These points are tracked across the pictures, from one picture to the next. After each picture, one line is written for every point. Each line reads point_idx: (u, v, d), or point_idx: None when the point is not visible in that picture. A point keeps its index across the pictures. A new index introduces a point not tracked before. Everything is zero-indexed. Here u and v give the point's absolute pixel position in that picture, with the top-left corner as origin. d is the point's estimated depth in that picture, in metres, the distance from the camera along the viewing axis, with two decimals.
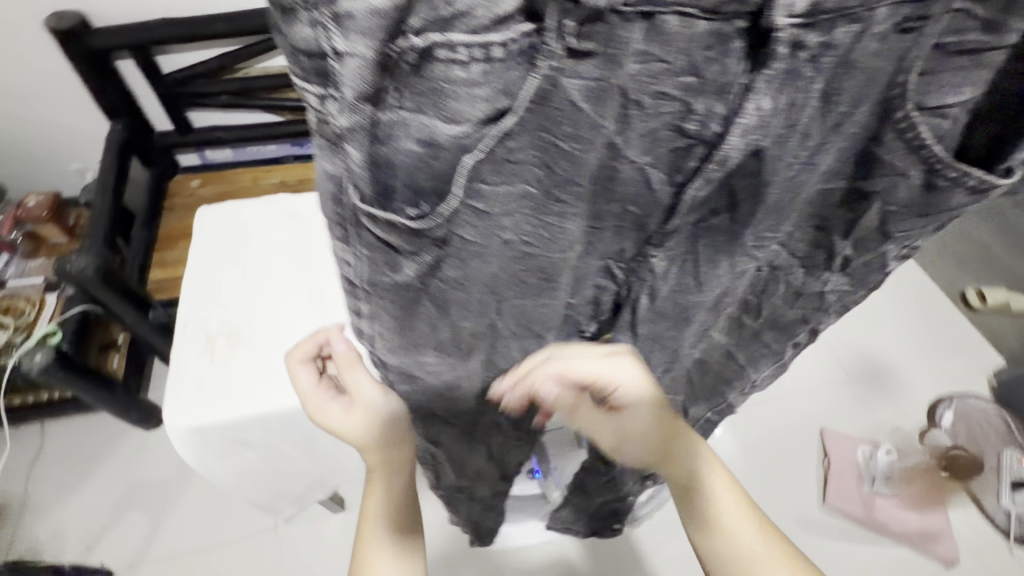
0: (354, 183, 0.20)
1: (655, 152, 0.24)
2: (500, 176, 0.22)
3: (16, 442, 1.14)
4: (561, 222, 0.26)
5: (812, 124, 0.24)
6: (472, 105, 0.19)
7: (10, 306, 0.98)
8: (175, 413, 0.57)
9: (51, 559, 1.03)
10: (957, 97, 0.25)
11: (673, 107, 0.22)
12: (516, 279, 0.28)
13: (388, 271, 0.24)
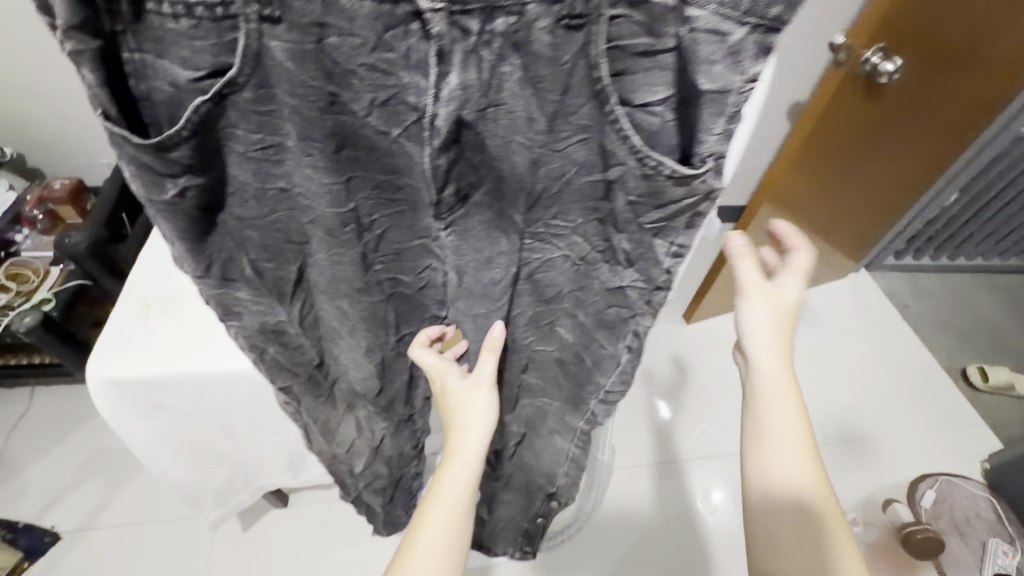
0: (105, 105, 0.32)
1: (394, 121, 0.37)
2: (247, 121, 0.36)
3: (6, 400, 1.24)
4: (319, 171, 0.39)
5: (509, 103, 0.36)
6: (201, 61, 0.33)
7: (17, 273, 1.09)
8: (99, 365, 0.62)
9: (10, 514, 1.09)
10: (655, 94, 0.34)
11: (393, 80, 0.35)
12: (291, 223, 0.43)
13: (156, 191, 0.37)
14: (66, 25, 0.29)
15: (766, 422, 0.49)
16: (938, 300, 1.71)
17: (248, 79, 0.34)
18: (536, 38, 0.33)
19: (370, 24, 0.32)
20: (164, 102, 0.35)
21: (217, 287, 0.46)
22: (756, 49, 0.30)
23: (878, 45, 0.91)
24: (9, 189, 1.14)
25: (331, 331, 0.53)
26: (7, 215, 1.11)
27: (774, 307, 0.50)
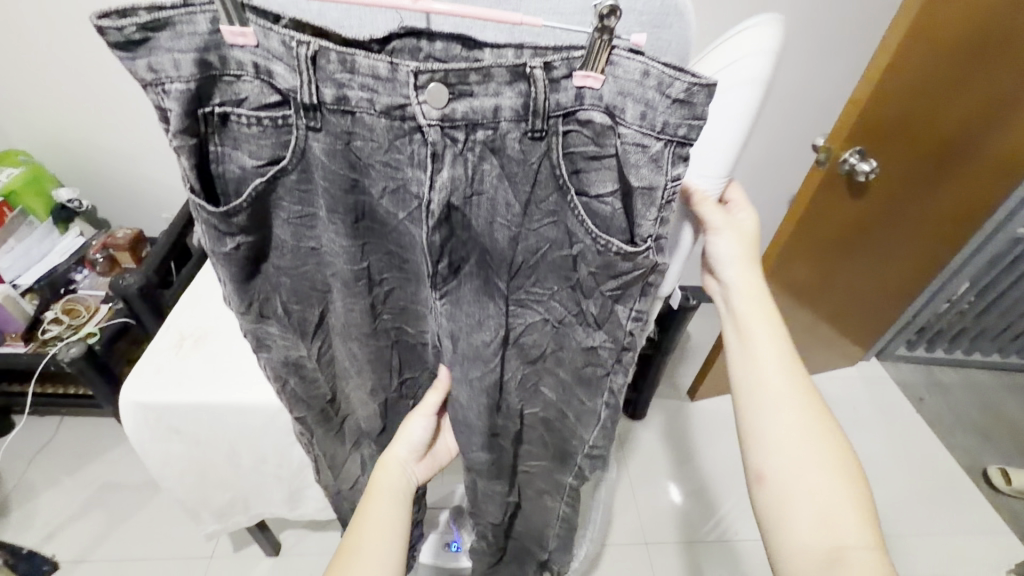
0: (190, 182, 0.43)
1: (403, 204, 0.47)
2: (290, 197, 0.47)
3: (35, 427, 1.31)
4: (342, 237, 0.49)
5: (490, 192, 0.46)
6: (263, 152, 0.44)
7: (72, 309, 1.21)
8: (132, 389, 0.69)
9: (16, 540, 1.13)
10: (605, 188, 0.44)
11: (399, 173, 0.46)
12: (317, 275, 0.53)
13: (218, 244, 0.47)
14: (178, 129, 0.41)
15: (750, 331, 0.60)
16: (954, 396, 1.66)
17: (295, 167, 0.45)
18: (510, 145, 0.44)
19: (385, 133, 0.43)
20: (234, 180, 0.46)
21: (255, 321, 0.55)
22: (673, 158, 0.42)
23: (854, 148, 0.99)
24: (78, 235, 1.29)
25: (344, 370, 0.62)
26: (73, 257, 1.27)
27: (739, 237, 0.61)
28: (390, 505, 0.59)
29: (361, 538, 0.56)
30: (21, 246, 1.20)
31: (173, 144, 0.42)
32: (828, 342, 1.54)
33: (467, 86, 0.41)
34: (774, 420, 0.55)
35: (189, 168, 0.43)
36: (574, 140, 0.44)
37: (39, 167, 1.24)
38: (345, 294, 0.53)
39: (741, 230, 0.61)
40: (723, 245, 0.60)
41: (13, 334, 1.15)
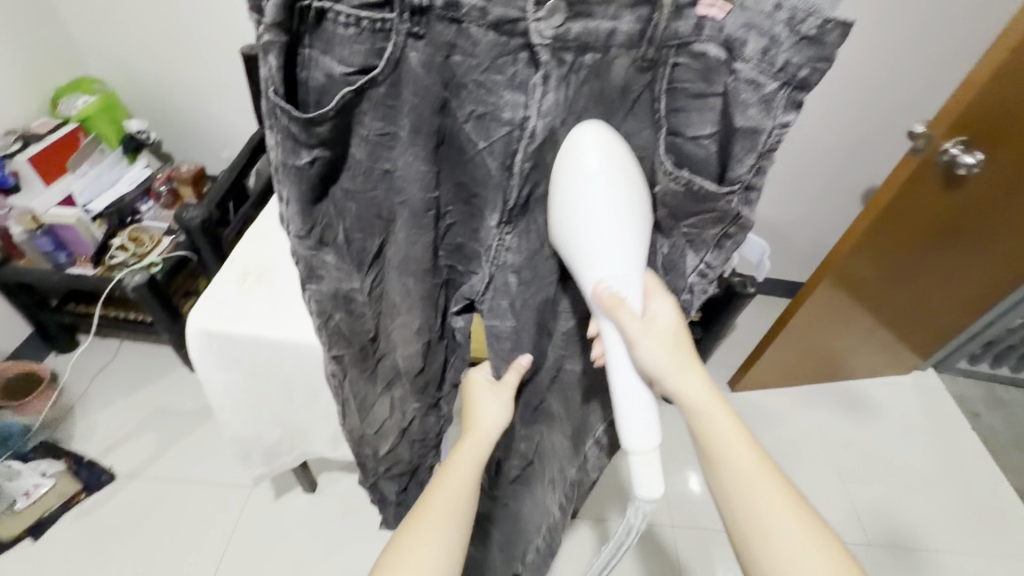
0: (275, 85, 0.42)
1: (486, 132, 0.46)
2: (375, 111, 0.45)
3: (97, 347, 1.39)
4: (420, 160, 0.48)
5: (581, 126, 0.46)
6: (354, 59, 0.42)
7: (137, 237, 1.24)
8: (199, 317, 0.71)
9: (78, 450, 1.21)
10: (704, 129, 0.43)
11: (491, 100, 0.45)
12: (385, 201, 0.51)
13: (292, 155, 0.46)
14: (273, 20, 0.40)
15: (707, 420, 0.50)
16: (1017, 418, 1.55)
17: (386, 78, 0.43)
18: (615, 74, 0.43)
19: (487, 51, 0.42)
20: (315, 89, 0.44)
21: (312, 248, 0.54)
22: (787, 102, 0.40)
23: (959, 138, 0.92)
24: (145, 167, 1.32)
25: (393, 306, 0.59)
26: (141, 187, 1.30)
27: (660, 336, 0.49)
28: (468, 464, 0.59)
29: (443, 495, 0.56)
30: (93, 171, 1.24)
31: (263, 39, 0.40)
32: (880, 346, 1.45)
33: (587, 6, 0.39)
34: (757, 530, 0.48)
35: (272, 64, 0.41)
36: (682, 74, 0.42)
37: (111, 95, 1.28)
38: (410, 224, 0.52)
39: (661, 329, 0.49)
40: (652, 356, 0.48)
41: (84, 257, 1.22)
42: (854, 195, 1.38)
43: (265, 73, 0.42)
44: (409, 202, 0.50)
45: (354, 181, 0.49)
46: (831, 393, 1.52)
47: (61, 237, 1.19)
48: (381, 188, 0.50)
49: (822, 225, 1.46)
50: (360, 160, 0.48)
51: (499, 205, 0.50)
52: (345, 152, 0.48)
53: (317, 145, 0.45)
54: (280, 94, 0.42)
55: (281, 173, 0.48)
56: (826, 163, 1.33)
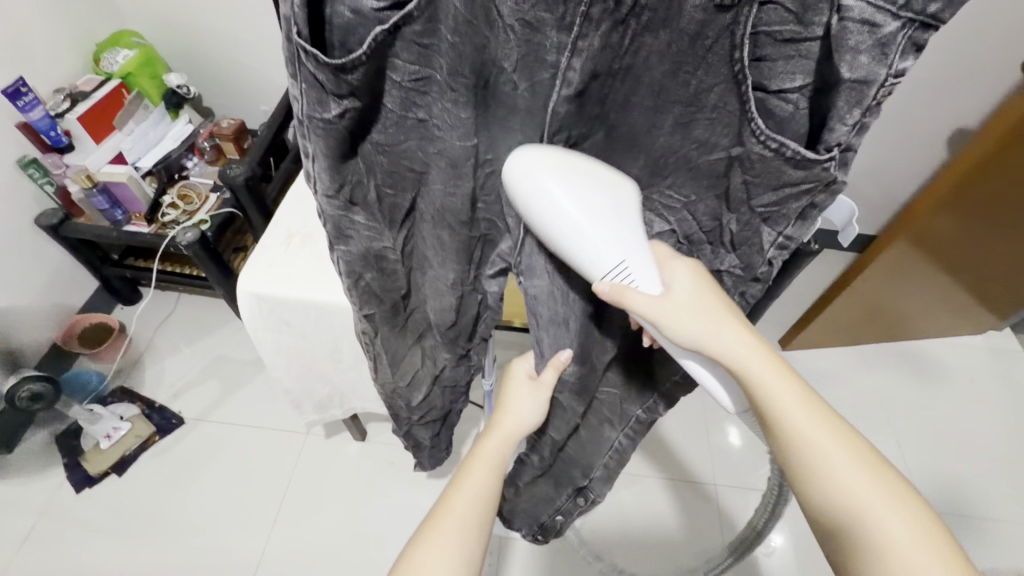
0: (298, 25, 0.34)
1: (529, 77, 0.41)
2: (408, 53, 0.38)
3: (157, 300, 1.46)
4: (460, 108, 0.41)
5: (638, 68, 0.40)
6: None
7: (185, 195, 1.27)
8: (248, 280, 0.72)
9: (148, 395, 1.30)
10: (793, 82, 0.36)
11: (538, 38, 0.38)
12: (419, 151, 0.46)
13: (319, 109, 0.39)
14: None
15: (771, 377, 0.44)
16: None
17: (421, 13, 0.36)
18: (689, 12, 0.36)
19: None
20: (341, 26, 0.36)
21: (342, 209, 0.48)
22: (906, 45, 0.32)
23: None
24: (187, 123, 1.33)
25: (426, 259, 0.57)
26: (185, 143, 1.31)
27: (693, 305, 0.45)
28: (486, 470, 0.59)
29: (461, 498, 0.56)
30: (139, 128, 1.25)
31: None
32: (952, 309, 1.35)
33: None
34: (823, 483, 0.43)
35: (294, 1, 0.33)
36: (774, 13, 0.35)
37: (149, 48, 1.26)
38: (447, 180, 0.48)
39: (689, 296, 0.45)
40: (689, 330, 0.45)
41: (138, 214, 1.25)
42: (938, 140, 1.23)
43: (285, 9, 0.33)
44: (446, 156, 0.45)
45: (389, 130, 0.44)
46: (892, 354, 1.43)
47: (115, 195, 1.21)
48: (416, 138, 0.45)
49: (897, 173, 1.31)
50: (394, 108, 0.42)
51: None
52: (378, 100, 0.42)
53: (352, 94, 0.39)
54: (303, 34, 0.34)
55: (305, 129, 0.41)
56: (911, 102, 1.19)
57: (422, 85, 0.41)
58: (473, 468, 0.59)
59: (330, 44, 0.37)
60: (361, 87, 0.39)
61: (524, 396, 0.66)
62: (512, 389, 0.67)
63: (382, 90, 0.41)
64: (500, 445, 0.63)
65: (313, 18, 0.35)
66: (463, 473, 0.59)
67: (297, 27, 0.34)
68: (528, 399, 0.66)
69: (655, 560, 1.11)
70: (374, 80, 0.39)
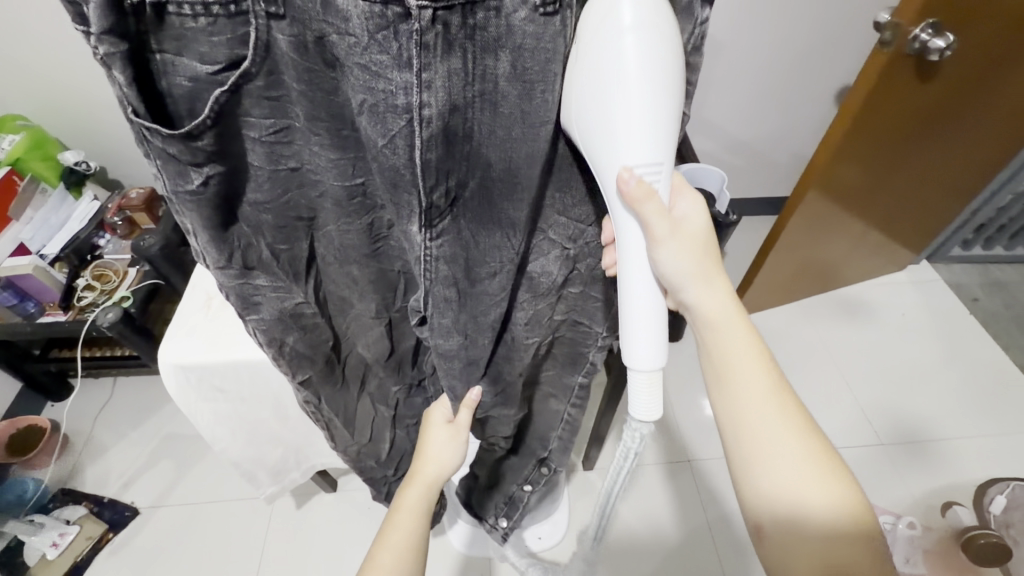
0: (132, 105, 0.33)
1: (382, 127, 0.37)
2: (259, 107, 0.38)
3: (90, 390, 1.37)
4: (328, 148, 0.41)
5: (492, 94, 0.37)
6: (217, 53, 0.34)
7: (102, 274, 1.21)
8: (169, 352, 0.69)
9: (96, 490, 1.21)
10: None
11: (380, 83, 0.35)
12: (302, 200, 0.45)
13: (181, 181, 0.38)
14: (101, 30, 0.30)
15: (717, 329, 0.51)
16: (1013, 292, 1.56)
17: (260, 69, 0.35)
18: (518, 28, 0.34)
19: (362, 23, 0.33)
20: (185, 96, 0.35)
21: (240, 277, 0.47)
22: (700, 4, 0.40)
23: (927, 21, 0.87)
24: (92, 200, 1.26)
25: (347, 300, 0.57)
26: (93, 221, 1.25)
27: (683, 241, 0.47)
28: (412, 520, 0.60)
29: (387, 552, 0.57)
30: (39, 215, 1.18)
31: (95, 51, 0.31)
32: (870, 252, 1.45)
33: None
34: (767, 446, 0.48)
35: (118, 78, 0.32)
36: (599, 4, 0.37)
37: (38, 130, 1.19)
38: (342, 220, 0.48)
39: (687, 232, 0.48)
40: (670, 260, 0.46)
41: (52, 303, 1.18)
42: (828, 99, 1.33)
43: (115, 91, 0.32)
44: (331, 195, 0.45)
45: (262, 189, 0.43)
46: (829, 302, 1.51)
47: (22, 289, 1.14)
48: (291, 186, 0.44)
49: (799, 134, 1.41)
50: (262, 161, 0.41)
51: (416, 211, 0.42)
52: (247, 159, 0.41)
53: (209, 157, 0.37)
54: (140, 112, 0.33)
55: (176, 207, 0.40)
56: (797, 69, 1.27)
57: (280, 136, 0.40)
58: (397, 519, 0.60)
59: (184, 115, 0.36)
60: (217, 147, 0.37)
61: (444, 440, 0.67)
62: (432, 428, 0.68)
63: (244, 147, 0.40)
64: (423, 490, 0.64)
65: (148, 90, 0.34)
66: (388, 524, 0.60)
67: (131, 106, 0.33)
68: (448, 444, 0.67)
69: (646, 545, 1.12)
70: (234, 137, 0.38)
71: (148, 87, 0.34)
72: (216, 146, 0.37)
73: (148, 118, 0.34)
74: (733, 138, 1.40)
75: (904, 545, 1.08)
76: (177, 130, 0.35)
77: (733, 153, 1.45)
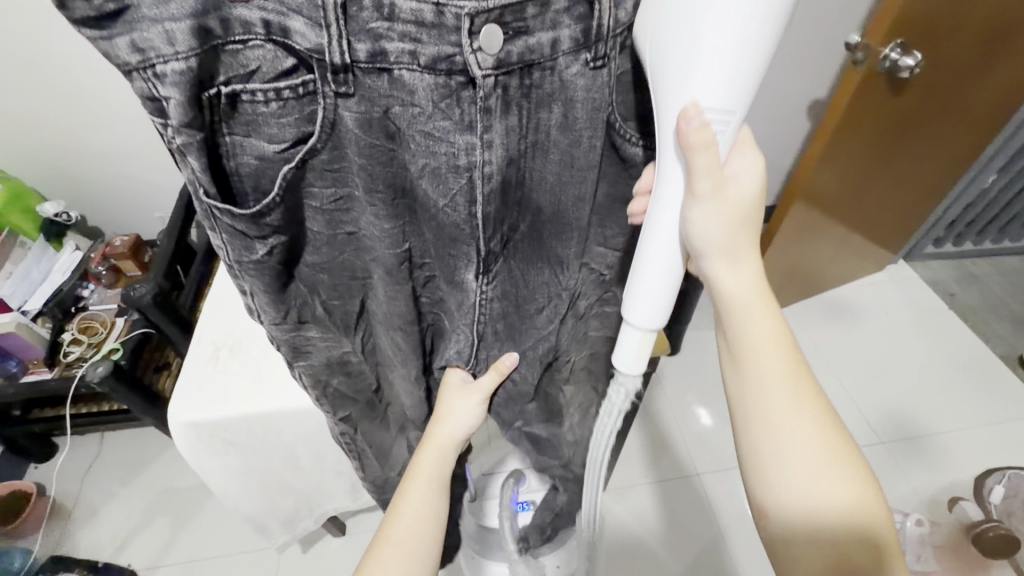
0: (204, 187, 0.36)
1: (444, 187, 0.41)
2: (321, 179, 0.40)
3: (77, 447, 1.30)
4: (382, 219, 0.43)
5: (544, 142, 0.42)
6: (285, 134, 0.37)
7: (87, 326, 1.17)
8: (180, 409, 0.66)
9: (90, 556, 1.15)
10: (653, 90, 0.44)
11: (444, 147, 0.39)
12: (356, 262, 0.48)
13: (247, 252, 0.41)
14: (180, 123, 0.33)
15: (735, 306, 0.44)
16: (986, 286, 1.63)
17: (326, 144, 0.38)
18: (571, 82, 0.39)
19: (428, 94, 0.37)
20: (250, 173, 0.39)
21: (293, 330, 0.49)
22: None
23: (896, 42, 0.92)
24: (74, 250, 1.22)
25: (388, 359, 0.57)
26: (75, 271, 1.21)
27: (729, 206, 0.40)
28: (419, 512, 0.54)
29: (391, 545, 0.52)
30: (19, 269, 1.13)
31: (173, 142, 0.34)
32: (853, 255, 1.50)
33: (524, 21, 0.35)
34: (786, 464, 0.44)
35: (191, 164, 0.35)
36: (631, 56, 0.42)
37: (16, 181, 1.15)
38: (398, 290, 0.49)
39: (737, 197, 0.40)
40: (702, 225, 0.40)
41: (35, 361, 1.14)
42: (802, 111, 1.39)
43: (188, 174, 0.36)
44: (385, 267, 0.47)
45: (318, 252, 0.46)
46: (817, 306, 1.56)
47: (4, 347, 1.10)
48: (345, 252, 0.47)
49: (777, 146, 1.46)
50: (322, 227, 0.44)
51: (474, 259, 0.46)
52: (306, 226, 0.43)
53: (270, 231, 0.40)
54: (210, 191, 0.36)
55: (237, 272, 0.42)
56: (772, 85, 1.32)
57: (337, 205, 0.43)
58: (401, 510, 0.54)
59: (254, 188, 0.39)
60: (280, 222, 0.40)
61: (460, 409, 0.56)
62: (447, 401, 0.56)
63: (303, 217, 0.42)
64: (433, 488, 0.56)
65: (217, 167, 0.37)
66: (388, 523, 0.54)
67: (202, 185, 0.36)
68: (463, 415, 0.56)
69: (664, 564, 1.12)
70: (296, 210, 0.41)
71: (216, 165, 0.37)
72: (286, 216, 0.40)
73: (215, 194, 0.37)
74: None
75: (916, 543, 1.11)
76: (247, 210, 0.38)
77: None
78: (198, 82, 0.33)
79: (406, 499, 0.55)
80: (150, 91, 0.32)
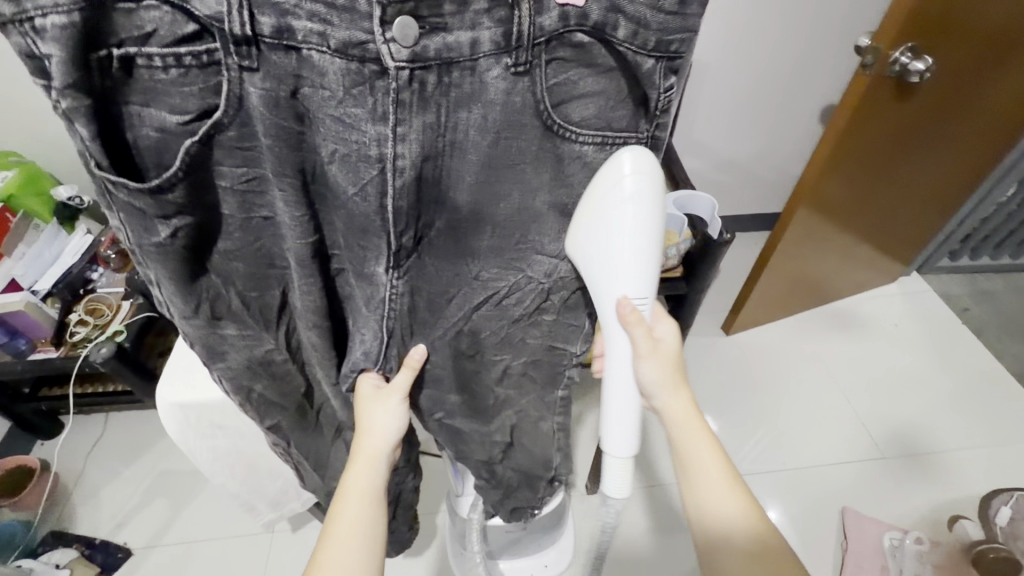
0: (95, 157, 0.38)
1: (355, 174, 0.44)
2: (231, 158, 0.43)
3: (82, 427, 1.33)
4: (292, 206, 0.45)
5: (461, 141, 0.44)
6: (189, 105, 0.39)
7: (95, 308, 1.19)
8: (167, 390, 0.68)
9: (88, 532, 1.18)
10: (586, 101, 0.45)
11: (358, 135, 0.42)
12: (273, 248, 0.50)
13: (147, 234, 0.43)
14: (62, 84, 0.35)
15: (683, 425, 0.56)
16: (1001, 301, 1.59)
17: (232, 120, 0.40)
18: (490, 84, 0.42)
19: (338, 78, 0.39)
20: (150, 146, 0.41)
21: (207, 326, 0.51)
22: (664, 72, 0.44)
23: (906, 46, 0.90)
24: (85, 233, 1.24)
25: (310, 357, 0.59)
26: (86, 254, 1.22)
27: (662, 359, 0.54)
28: (357, 526, 0.54)
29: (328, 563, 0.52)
30: (32, 251, 1.16)
31: (59, 105, 0.36)
32: (861, 266, 1.47)
33: (440, 17, 0.38)
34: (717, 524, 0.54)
35: (80, 130, 0.37)
36: (561, 68, 0.43)
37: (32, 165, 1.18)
38: (307, 281, 0.51)
39: (666, 352, 0.55)
40: (647, 374, 0.54)
41: (43, 340, 1.17)
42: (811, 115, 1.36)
43: (75, 139, 0.37)
44: (299, 258, 0.49)
45: (231, 241, 0.48)
46: (820, 314, 1.53)
47: (14, 327, 1.14)
48: (256, 237, 0.49)
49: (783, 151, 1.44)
50: (232, 209, 0.46)
51: (382, 250, 0.48)
52: (220, 204, 0.46)
53: (170, 211, 0.42)
54: (100, 160, 0.38)
55: (140, 259, 0.45)
56: (776, 88, 1.30)
57: (253, 188, 0.45)
58: (333, 527, 0.54)
59: (159, 163, 0.41)
60: (184, 196, 0.42)
61: (377, 411, 0.57)
62: (364, 405, 0.58)
63: (214, 192, 0.44)
64: (367, 497, 0.56)
65: (109, 138, 0.39)
66: (326, 539, 0.54)
67: (88, 149, 0.37)
68: (381, 416, 0.57)
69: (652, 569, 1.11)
70: (203, 186, 0.43)
71: (108, 133, 0.39)
72: (187, 196, 0.42)
73: (106, 163, 0.38)
74: (718, 157, 1.42)
75: (913, 561, 1.08)
76: (146, 184, 0.40)
77: (721, 171, 1.46)
78: (86, 47, 0.35)
79: (342, 514, 0.55)
80: (30, 50, 0.34)
